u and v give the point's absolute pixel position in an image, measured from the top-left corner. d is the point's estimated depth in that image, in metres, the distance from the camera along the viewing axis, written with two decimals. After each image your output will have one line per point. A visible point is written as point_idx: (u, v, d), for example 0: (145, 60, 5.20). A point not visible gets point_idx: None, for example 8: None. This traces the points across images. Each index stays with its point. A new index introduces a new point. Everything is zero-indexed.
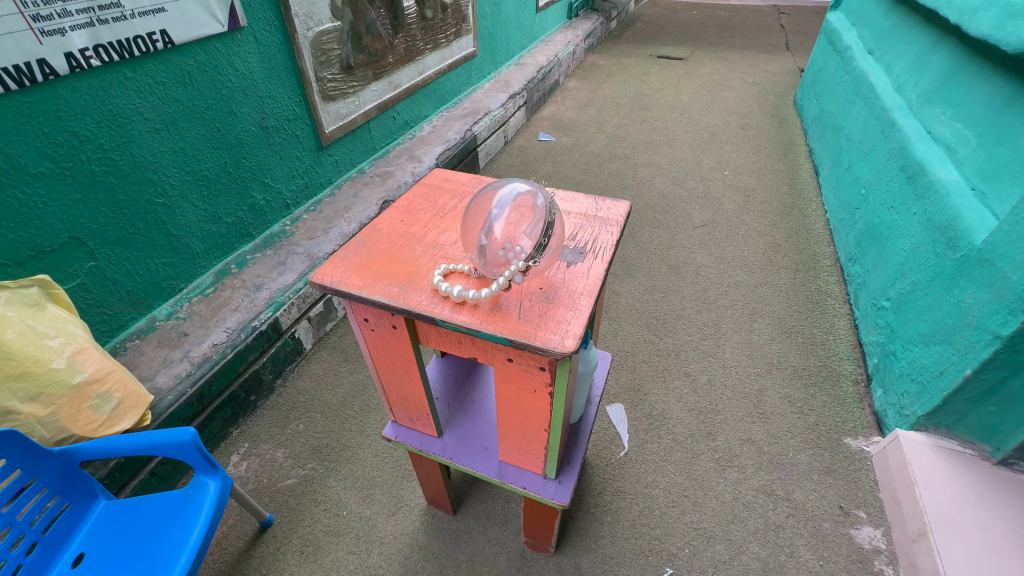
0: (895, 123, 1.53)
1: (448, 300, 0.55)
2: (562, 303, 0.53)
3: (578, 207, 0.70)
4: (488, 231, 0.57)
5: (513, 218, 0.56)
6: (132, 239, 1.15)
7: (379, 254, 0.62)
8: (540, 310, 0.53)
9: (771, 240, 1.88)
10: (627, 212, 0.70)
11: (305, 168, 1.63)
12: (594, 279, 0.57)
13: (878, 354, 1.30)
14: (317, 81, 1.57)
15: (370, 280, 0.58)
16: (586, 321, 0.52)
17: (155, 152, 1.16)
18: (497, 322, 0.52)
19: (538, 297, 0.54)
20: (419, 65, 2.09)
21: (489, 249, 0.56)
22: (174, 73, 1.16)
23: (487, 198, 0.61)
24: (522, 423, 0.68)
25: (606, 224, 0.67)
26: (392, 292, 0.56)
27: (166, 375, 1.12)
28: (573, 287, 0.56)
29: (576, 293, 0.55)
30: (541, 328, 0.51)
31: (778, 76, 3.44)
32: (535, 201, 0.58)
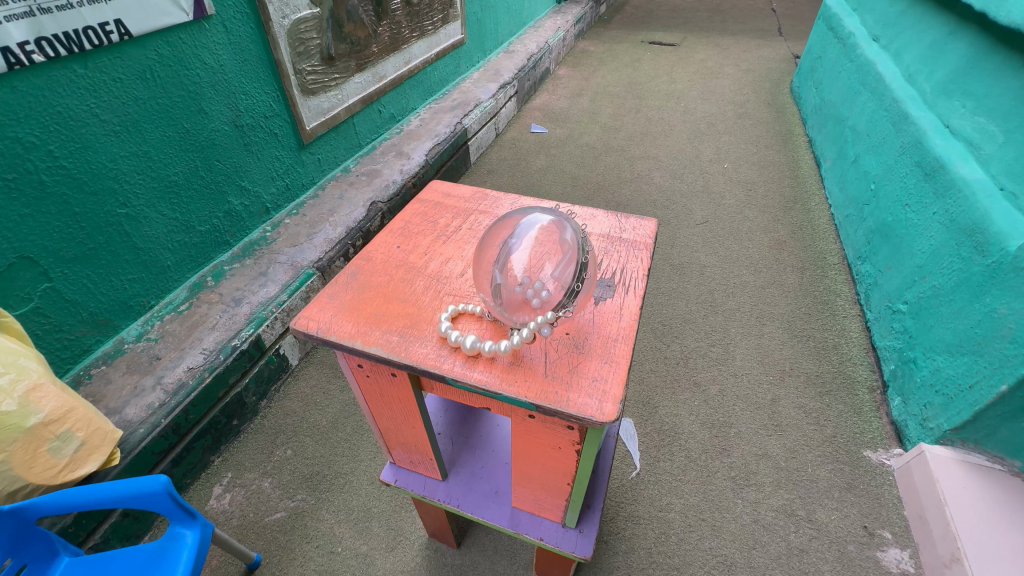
0: (907, 116, 1.46)
1: (459, 353, 0.47)
2: (594, 354, 0.46)
3: (598, 227, 0.62)
4: (507, 262, 0.48)
5: (538, 251, 0.48)
6: (93, 255, 1.04)
7: (375, 291, 0.54)
8: (569, 364, 0.45)
9: (775, 236, 1.82)
10: (654, 232, 0.63)
11: (285, 169, 1.51)
12: (627, 319, 0.49)
13: (895, 360, 1.25)
14: (296, 74, 1.45)
15: (364, 327, 0.49)
16: (624, 378, 0.44)
17: (115, 158, 1.04)
18: (519, 381, 0.44)
19: (566, 347, 0.46)
20: (405, 54, 1.97)
21: (507, 285, 0.47)
22: (132, 68, 1.04)
23: (506, 225, 0.53)
24: (542, 474, 0.61)
25: (633, 247, 0.60)
26: (392, 342, 0.48)
27: (136, 405, 1.01)
28: (605, 331, 0.48)
29: (609, 340, 0.47)
30: (572, 389, 0.43)
31: (773, 62, 3.36)
32: (565, 233, 0.49)
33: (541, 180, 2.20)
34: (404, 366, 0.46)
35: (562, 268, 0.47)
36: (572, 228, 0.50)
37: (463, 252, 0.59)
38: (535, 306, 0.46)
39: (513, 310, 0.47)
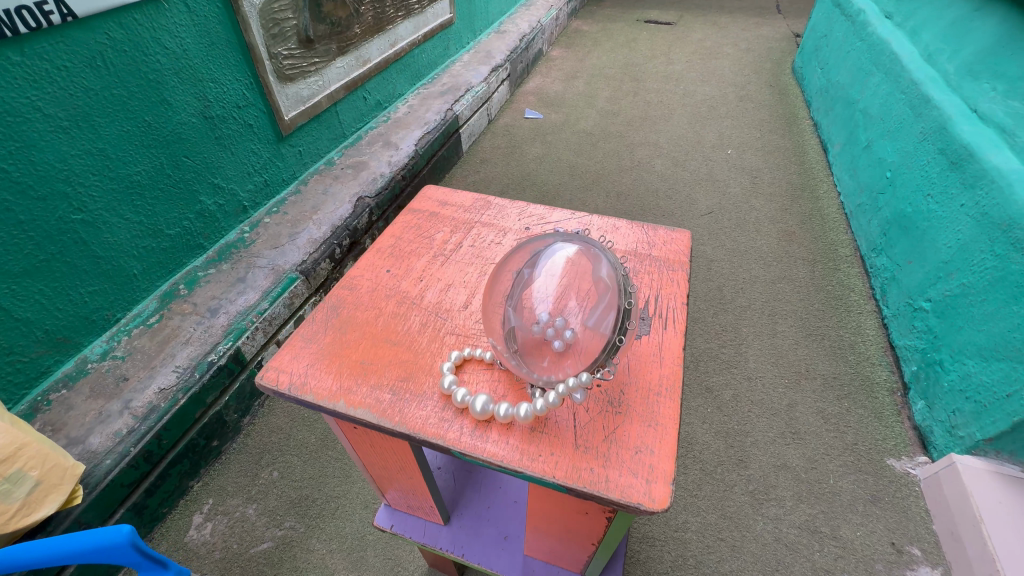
0: (928, 99, 1.38)
1: (466, 417, 0.49)
2: (636, 418, 0.48)
3: (625, 241, 0.68)
4: (529, 296, 0.51)
5: (564, 287, 0.50)
6: (45, 268, 0.93)
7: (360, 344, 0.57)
8: (604, 431, 0.47)
9: (783, 227, 1.74)
10: (685, 243, 0.68)
11: (263, 163, 1.39)
12: (669, 370, 0.52)
13: (917, 361, 1.19)
14: (271, 59, 1.33)
15: (344, 383, 0.53)
16: (669, 444, 0.46)
17: (64, 157, 0.92)
18: (544, 457, 0.46)
19: (603, 410, 0.49)
20: (391, 35, 1.84)
21: (528, 322, 0.50)
22: (79, 54, 0.91)
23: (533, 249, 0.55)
24: (562, 511, 0.54)
25: (666, 266, 0.65)
26: (387, 404, 0.50)
27: (102, 434, 0.92)
28: (645, 382, 0.51)
29: (648, 395, 0.50)
30: (609, 463, 0.45)
31: (772, 42, 3.25)
32: (594, 268, 0.50)
33: (537, 170, 2.09)
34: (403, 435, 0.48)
35: (598, 314, 0.47)
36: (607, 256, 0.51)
37: (466, 275, 0.64)
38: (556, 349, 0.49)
39: (534, 354, 0.50)
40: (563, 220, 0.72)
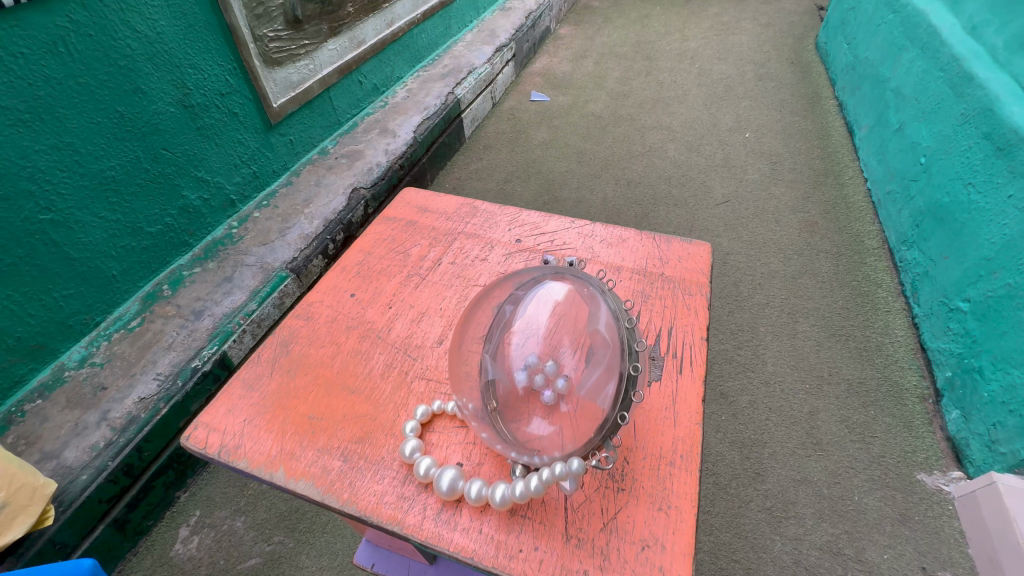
0: (973, 77, 1.26)
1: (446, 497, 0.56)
2: (644, 500, 0.55)
3: (634, 263, 0.79)
4: (528, 341, 0.59)
5: (562, 337, 0.59)
6: (11, 272, 0.87)
7: (297, 396, 0.66)
8: (604, 519, 0.53)
9: (805, 217, 1.63)
10: (707, 256, 0.80)
11: (251, 154, 1.32)
12: (681, 441, 0.59)
13: (952, 367, 1.09)
14: (256, 42, 1.24)
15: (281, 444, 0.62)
16: (673, 522, 0.53)
17: (26, 152, 0.86)
18: (526, 551, 0.52)
19: (611, 493, 0.55)
20: (387, 15, 1.73)
21: (524, 368, 0.58)
22: (39, 40, 0.84)
23: (532, 292, 0.63)
24: None
25: (681, 290, 0.75)
26: (347, 480, 0.58)
27: (78, 447, 0.87)
28: (654, 455, 0.58)
29: (656, 473, 0.57)
30: (607, 552, 0.51)
31: (794, 15, 3.06)
32: (593, 321, 0.59)
33: (543, 156, 1.99)
34: (351, 515, 0.56)
35: (603, 385, 0.55)
36: (609, 304, 0.60)
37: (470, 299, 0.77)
38: (547, 399, 0.57)
39: (524, 404, 0.58)
40: (560, 230, 0.86)
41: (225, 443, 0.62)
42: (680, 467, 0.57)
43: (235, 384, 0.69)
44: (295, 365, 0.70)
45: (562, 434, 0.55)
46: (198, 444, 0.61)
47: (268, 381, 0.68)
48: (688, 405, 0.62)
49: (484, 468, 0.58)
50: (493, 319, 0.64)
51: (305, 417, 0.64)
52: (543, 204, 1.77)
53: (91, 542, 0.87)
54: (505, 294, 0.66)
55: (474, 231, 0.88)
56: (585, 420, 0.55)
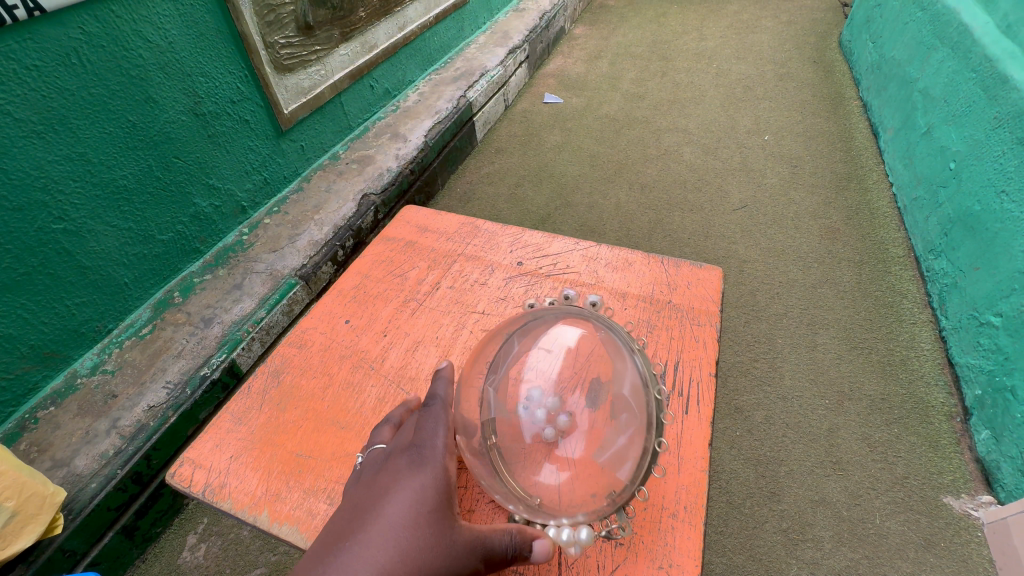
0: (1007, 79, 1.20)
1: None
2: (644, 556, 0.54)
3: (640, 285, 0.79)
4: (542, 385, 0.59)
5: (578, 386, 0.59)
6: (25, 281, 0.88)
7: (286, 428, 0.67)
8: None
9: (827, 223, 1.58)
10: (718, 278, 0.80)
11: (262, 160, 1.32)
12: (684, 489, 0.58)
13: (982, 385, 1.05)
14: (267, 49, 1.24)
15: (263, 481, 0.62)
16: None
17: (40, 163, 0.87)
18: None
19: (610, 550, 0.55)
20: (399, 18, 1.73)
21: (531, 409, 0.58)
22: (52, 52, 0.85)
23: (551, 335, 0.62)
24: None
25: (688, 315, 0.74)
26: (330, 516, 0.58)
27: (87, 456, 0.88)
28: (656, 504, 0.57)
29: (657, 524, 0.56)
30: None
31: (817, 12, 2.98)
32: (618, 379, 0.59)
33: (555, 159, 1.97)
34: None
35: (620, 456, 0.55)
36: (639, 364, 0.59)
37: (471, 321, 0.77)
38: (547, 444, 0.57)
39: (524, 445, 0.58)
40: (563, 252, 0.86)
41: (210, 481, 0.62)
42: (683, 519, 0.56)
43: (225, 415, 0.69)
44: (285, 397, 0.70)
45: (564, 487, 0.56)
46: (183, 482, 0.62)
47: (258, 414, 0.68)
48: (692, 448, 0.61)
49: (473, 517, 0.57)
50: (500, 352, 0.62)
51: (293, 454, 0.64)
52: (555, 209, 1.74)
53: (99, 549, 0.88)
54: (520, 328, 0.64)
55: (475, 253, 0.88)
56: (593, 481, 0.55)
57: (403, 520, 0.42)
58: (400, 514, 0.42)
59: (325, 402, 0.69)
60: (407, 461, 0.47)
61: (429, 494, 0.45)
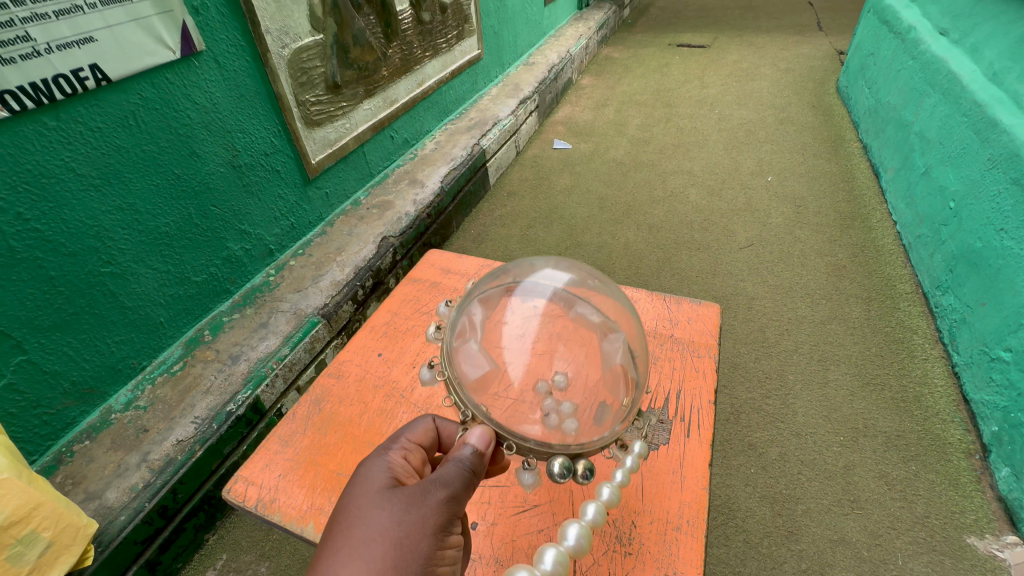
0: (996, 123, 1.25)
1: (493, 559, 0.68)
2: (648, 552, 0.67)
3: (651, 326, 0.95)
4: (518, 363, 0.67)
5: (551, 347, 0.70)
6: (73, 321, 0.95)
7: (330, 449, 0.71)
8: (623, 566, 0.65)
9: (832, 261, 1.61)
10: (715, 314, 0.96)
11: (290, 206, 1.41)
12: (688, 499, 0.72)
13: (998, 421, 1.04)
14: (298, 106, 1.36)
15: (309, 499, 0.65)
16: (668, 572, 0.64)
17: (96, 214, 0.95)
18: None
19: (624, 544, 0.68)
20: (418, 75, 1.86)
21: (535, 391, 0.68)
22: (113, 115, 0.94)
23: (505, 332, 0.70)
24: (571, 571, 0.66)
25: (693, 356, 0.90)
26: None
27: (118, 488, 0.91)
28: (661, 514, 0.70)
29: (660, 528, 0.69)
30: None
31: (814, 60, 3.13)
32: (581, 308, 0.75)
33: (565, 202, 2.05)
34: None
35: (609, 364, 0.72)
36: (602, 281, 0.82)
37: None
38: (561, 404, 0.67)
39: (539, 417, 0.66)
40: None
41: (261, 496, 0.66)
42: (686, 532, 0.68)
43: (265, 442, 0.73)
44: (325, 422, 0.74)
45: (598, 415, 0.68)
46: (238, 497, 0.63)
47: (301, 438, 0.72)
48: (695, 468, 0.75)
49: (497, 529, 0.71)
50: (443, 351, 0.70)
51: (334, 473, 0.68)
52: (566, 248, 1.80)
53: None
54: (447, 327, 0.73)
55: None
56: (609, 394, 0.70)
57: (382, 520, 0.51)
58: (380, 520, 0.51)
59: (361, 427, 0.73)
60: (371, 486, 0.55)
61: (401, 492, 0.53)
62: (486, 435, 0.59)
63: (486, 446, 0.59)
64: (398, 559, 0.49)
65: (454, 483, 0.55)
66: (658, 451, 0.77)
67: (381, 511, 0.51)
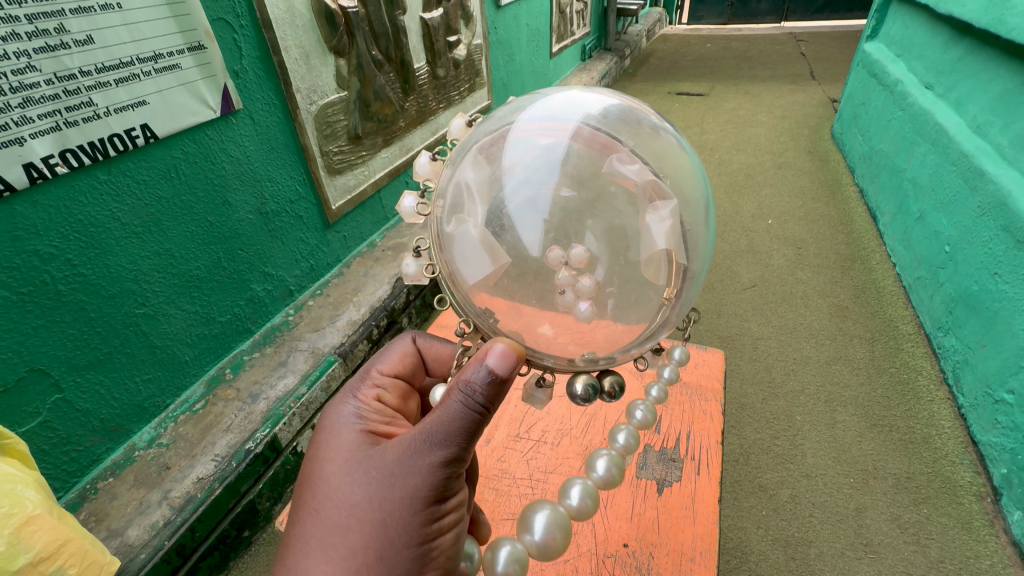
0: (983, 173, 1.32)
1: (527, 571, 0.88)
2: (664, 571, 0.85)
3: None
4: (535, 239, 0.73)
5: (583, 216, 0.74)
6: (106, 360, 0.99)
7: None
8: None
9: (834, 302, 1.65)
10: (720, 360, 1.19)
11: (310, 249, 1.48)
12: (698, 528, 0.89)
13: (1007, 464, 1.05)
14: (322, 156, 1.45)
15: None
16: None
17: (135, 259, 1.01)
18: None
19: (642, 563, 0.86)
20: (432, 125, 1.98)
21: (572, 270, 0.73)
22: (157, 168, 1.02)
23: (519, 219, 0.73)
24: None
25: (704, 401, 1.10)
26: None
27: (140, 526, 0.95)
28: (677, 543, 0.88)
29: (677, 553, 0.87)
30: None
31: (809, 108, 3.28)
32: (614, 161, 0.76)
33: None
34: None
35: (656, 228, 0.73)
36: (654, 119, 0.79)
37: None
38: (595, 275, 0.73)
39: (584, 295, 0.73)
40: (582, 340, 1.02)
41: None
42: (699, 563, 0.85)
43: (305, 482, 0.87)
44: None
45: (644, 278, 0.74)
46: None
47: None
48: (706, 504, 0.92)
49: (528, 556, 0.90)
50: (437, 233, 0.71)
51: None
52: None
53: None
54: (444, 195, 0.73)
55: None
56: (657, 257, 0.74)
57: (363, 493, 0.59)
58: (361, 494, 0.59)
59: None
60: (361, 456, 0.63)
61: (381, 466, 0.60)
62: (503, 369, 0.61)
63: (506, 374, 0.61)
64: (379, 530, 0.58)
65: (443, 448, 0.60)
66: (673, 487, 0.95)
67: (362, 483, 0.60)
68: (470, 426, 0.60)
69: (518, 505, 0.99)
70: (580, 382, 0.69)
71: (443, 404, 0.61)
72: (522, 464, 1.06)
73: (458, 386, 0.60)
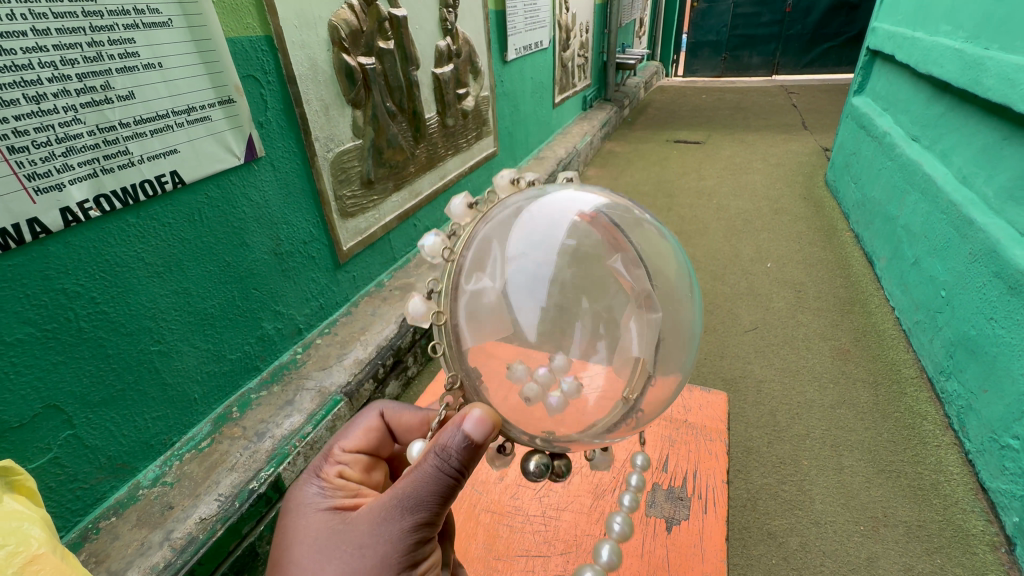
0: (972, 221, 1.37)
1: None
2: None
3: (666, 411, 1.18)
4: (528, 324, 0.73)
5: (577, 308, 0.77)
6: (119, 397, 1.01)
7: None
8: None
9: (836, 345, 1.67)
10: (723, 402, 1.20)
11: (320, 288, 1.52)
12: (707, 568, 0.88)
13: (1019, 512, 1.04)
14: (336, 200, 1.51)
15: None
16: None
17: (154, 297, 1.04)
18: None
19: None
20: (440, 170, 2.06)
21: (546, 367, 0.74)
22: (182, 212, 1.07)
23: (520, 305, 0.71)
24: None
25: (710, 442, 1.10)
26: None
27: (139, 568, 0.93)
28: None
29: None
30: None
31: (802, 156, 3.41)
32: (618, 262, 0.78)
33: None
34: None
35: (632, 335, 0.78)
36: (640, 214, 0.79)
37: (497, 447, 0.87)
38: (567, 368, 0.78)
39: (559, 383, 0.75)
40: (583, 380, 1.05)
41: None
42: None
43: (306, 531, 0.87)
44: None
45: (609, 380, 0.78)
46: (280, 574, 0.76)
47: None
48: (714, 542, 0.91)
49: None
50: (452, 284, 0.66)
51: None
52: None
53: None
54: (469, 245, 0.67)
55: None
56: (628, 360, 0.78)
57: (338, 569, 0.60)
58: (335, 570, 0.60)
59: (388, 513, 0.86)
60: (337, 529, 0.64)
61: (354, 537, 0.62)
62: (479, 432, 0.60)
63: (482, 438, 0.61)
64: None
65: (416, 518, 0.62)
66: (681, 524, 0.95)
67: (336, 558, 0.61)
68: (447, 491, 0.61)
69: (532, 542, 0.99)
70: (534, 460, 0.67)
71: (419, 468, 0.61)
72: (535, 501, 1.06)
73: (433, 450, 0.61)
